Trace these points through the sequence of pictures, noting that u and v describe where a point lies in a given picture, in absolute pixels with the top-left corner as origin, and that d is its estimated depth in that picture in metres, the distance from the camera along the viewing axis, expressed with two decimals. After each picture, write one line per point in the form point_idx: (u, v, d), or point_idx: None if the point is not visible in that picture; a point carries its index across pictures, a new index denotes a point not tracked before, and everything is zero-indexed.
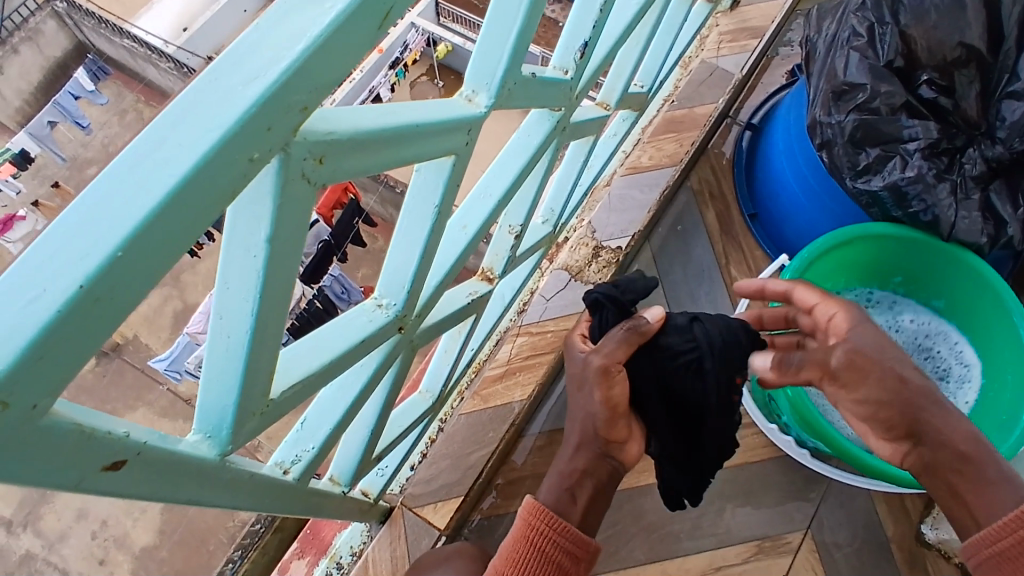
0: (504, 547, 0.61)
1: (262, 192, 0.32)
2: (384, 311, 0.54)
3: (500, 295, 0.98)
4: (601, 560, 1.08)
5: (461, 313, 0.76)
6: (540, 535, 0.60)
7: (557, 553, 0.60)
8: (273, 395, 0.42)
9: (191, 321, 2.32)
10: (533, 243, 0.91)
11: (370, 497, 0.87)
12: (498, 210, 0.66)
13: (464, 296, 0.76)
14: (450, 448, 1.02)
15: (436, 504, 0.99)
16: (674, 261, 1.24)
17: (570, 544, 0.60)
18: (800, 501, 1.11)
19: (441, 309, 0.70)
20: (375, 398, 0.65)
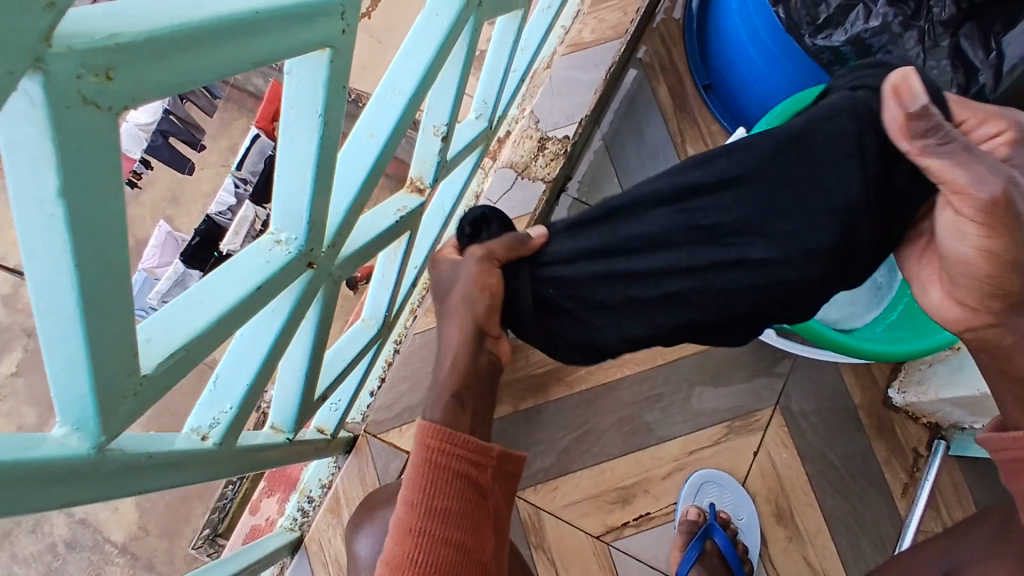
0: (404, 475, 0.62)
1: (33, 129, 0.23)
2: (283, 248, 0.46)
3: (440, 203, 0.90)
4: (575, 458, 1.08)
5: (394, 233, 0.68)
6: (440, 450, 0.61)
7: (460, 464, 0.61)
8: (145, 371, 0.35)
9: (146, 253, 2.01)
10: (467, 143, 0.82)
11: (328, 434, 0.82)
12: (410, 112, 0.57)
13: (394, 214, 0.68)
14: (408, 369, 0.98)
15: (401, 428, 0.96)
16: (626, 145, 1.20)
17: (472, 454, 0.62)
18: (767, 378, 1.11)
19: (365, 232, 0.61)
20: (301, 337, 0.58)
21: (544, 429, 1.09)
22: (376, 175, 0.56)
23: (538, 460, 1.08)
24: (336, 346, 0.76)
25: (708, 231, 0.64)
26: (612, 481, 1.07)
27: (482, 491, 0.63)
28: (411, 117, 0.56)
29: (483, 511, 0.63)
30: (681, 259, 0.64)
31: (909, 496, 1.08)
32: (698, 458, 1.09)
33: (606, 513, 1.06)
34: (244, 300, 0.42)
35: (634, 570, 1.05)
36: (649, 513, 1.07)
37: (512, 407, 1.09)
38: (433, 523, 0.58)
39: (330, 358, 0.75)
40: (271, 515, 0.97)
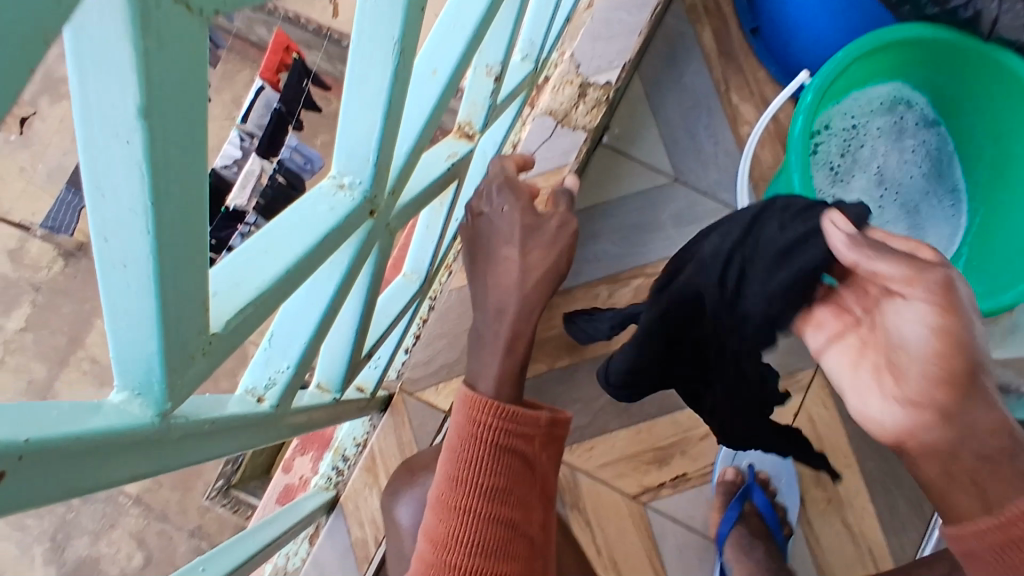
0: (451, 446, 0.59)
1: (111, 28, 0.19)
2: (347, 194, 0.42)
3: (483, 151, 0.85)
4: (612, 418, 1.06)
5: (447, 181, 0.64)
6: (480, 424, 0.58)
7: (510, 439, 0.58)
8: (215, 329, 0.31)
9: None
10: (515, 87, 0.78)
11: (368, 392, 0.79)
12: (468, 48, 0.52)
13: (447, 160, 0.63)
14: (445, 327, 0.94)
15: (437, 386, 0.93)
16: (667, 92, 1.14)
17: (521, 426, 0.59)
18: None
19: (418, 182, 0.57)
20: (355, 292, 0.54)
21: (580, 388, 1.06)
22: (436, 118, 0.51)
23: (574, 419, 1.06)
24: (381, 300, 0.73)
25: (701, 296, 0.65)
26: (649, 441, 1.05)
27: (530, 463, 0.59)
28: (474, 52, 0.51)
29: (531, 482, 0.60)
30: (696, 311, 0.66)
31: None
32: None
33: (642, 474, 1.05)
34: (306, 256, 0.38)
35: (671, 530, 1.04)
36: (686, 474, 1.05)
37: (548, 365, 1.07)
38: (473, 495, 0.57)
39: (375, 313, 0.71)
40: (305, 474, 0.95)
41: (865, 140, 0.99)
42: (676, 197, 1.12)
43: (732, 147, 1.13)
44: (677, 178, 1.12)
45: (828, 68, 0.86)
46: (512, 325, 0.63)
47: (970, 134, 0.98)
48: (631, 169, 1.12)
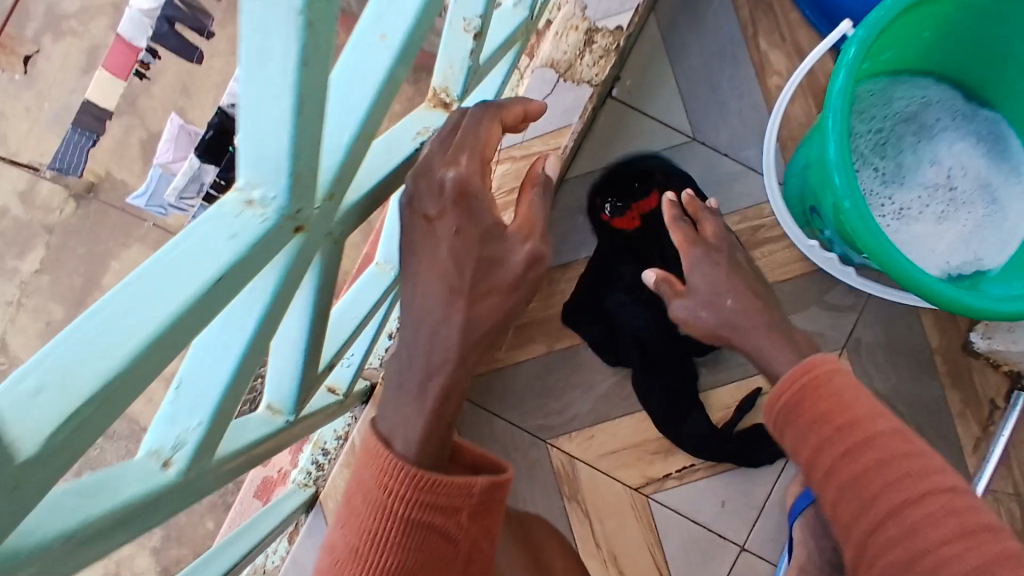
0: (362, 512, 0.56)
1: None
2: (257, 212, 0.32)
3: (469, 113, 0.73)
4: (615, 405, 0.98)
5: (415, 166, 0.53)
6: (371, 476, 0.55)
7: (426, 514, 0.55)
8: (29, 451, 0.22)
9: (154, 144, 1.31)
10: (505, 38, 0.67)
11: (340, 394, 0.71)
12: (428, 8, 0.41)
13: (413, 141, 0.52)
14: None
15: None
16: (687, 37, 1.01)
17: (443, 499, 0.55)
18: (836, 318, 0.99)
19: (371, 173, 0.46)
20: (295, 310, 0.45)
21: (580, 372, 0.98)
22: (386, 100, 0.40)
23: (573, 406, 0.98)
24: (348, 299, 0.65)
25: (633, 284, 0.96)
26: (654, 431, 0.98)
27: (450, 536, 0.57)
28: (434, 15, 0.40)
29: (451, 554, 0.58)
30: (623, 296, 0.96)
31: (981, 451, 0.98)
32: (753, 408, 0.98)
33: (646, 464, 0.98)
34: (190, 308, 0.28)
35: (674, 524, 0.98)
36: (693, 465, 0.98)
37: (546, 347, 0.98)
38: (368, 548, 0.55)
39: (338, 319, 0.64)
40: (284, 467, 0.89)
41: (889, 138, 0.92)
42: (691, 161, 1.00)
43: (758, 102, 1.00)
44: (693, 138, 1.00)
45: (875, 19, 0.73)
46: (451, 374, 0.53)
47: (1010, 85, 0.86)
48: (644, 128, 1.00)
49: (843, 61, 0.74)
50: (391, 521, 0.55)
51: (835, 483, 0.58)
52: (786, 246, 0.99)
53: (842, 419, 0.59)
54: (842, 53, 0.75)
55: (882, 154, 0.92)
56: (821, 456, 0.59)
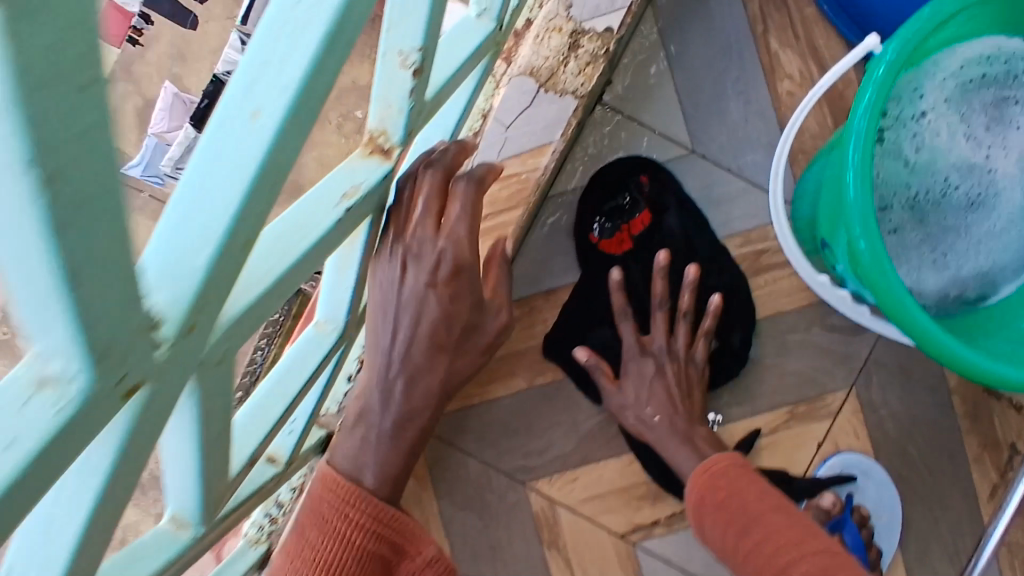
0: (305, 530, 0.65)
1: None
2: (62, 398, 0.21)
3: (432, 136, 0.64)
4: (601, 446, 0.90)
5: (342, 235, 0.44)
6: (327, 506, 0.65)
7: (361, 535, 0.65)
8: None
9: None
10: (468, 59, 0.56)
11: (281, 463, 0.64)
12: (326, 70, 0.31)
13: (334, 210, 0.42)
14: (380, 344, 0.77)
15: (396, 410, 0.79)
16: (687, 34, 0.89)
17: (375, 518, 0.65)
18: (845, 353, 0.90)
19: (268, 264, 0.37)
20: (176, 434, 0.37)
21: (564, 410, 0.90)
22: (268, 195, 0.30)
23: (556, 446, 0.91)
24: (272, 376, 0.54)
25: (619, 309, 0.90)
26: (642, 474, 0.91)
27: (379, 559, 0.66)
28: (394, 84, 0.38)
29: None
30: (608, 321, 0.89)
31: (997, 499, 0.90)
32: (752, 450, 0.90)
33: (632, 510, 0.91)
34: None
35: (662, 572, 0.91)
36: (684, 512, 0.91)
37: (526, 382, 0.90)
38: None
39: (254, 404, 0.52)
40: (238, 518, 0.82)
41: (932, 139, 0.77)
42: (691, 177, 0.90)
43: (767, 110, 0.90)
44: (693, 150, 0.90)
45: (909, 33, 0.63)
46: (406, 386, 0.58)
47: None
48: (638, 139, 0.90)
49: (871, 80, 0.63)
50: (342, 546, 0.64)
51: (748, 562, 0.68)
52: (792, 273, 0.90)
53: (733, 497, 0.72)
54: (871, 67, 0.64)
55: (924, 161, 0.77)
56: (728, 539, 0.71)
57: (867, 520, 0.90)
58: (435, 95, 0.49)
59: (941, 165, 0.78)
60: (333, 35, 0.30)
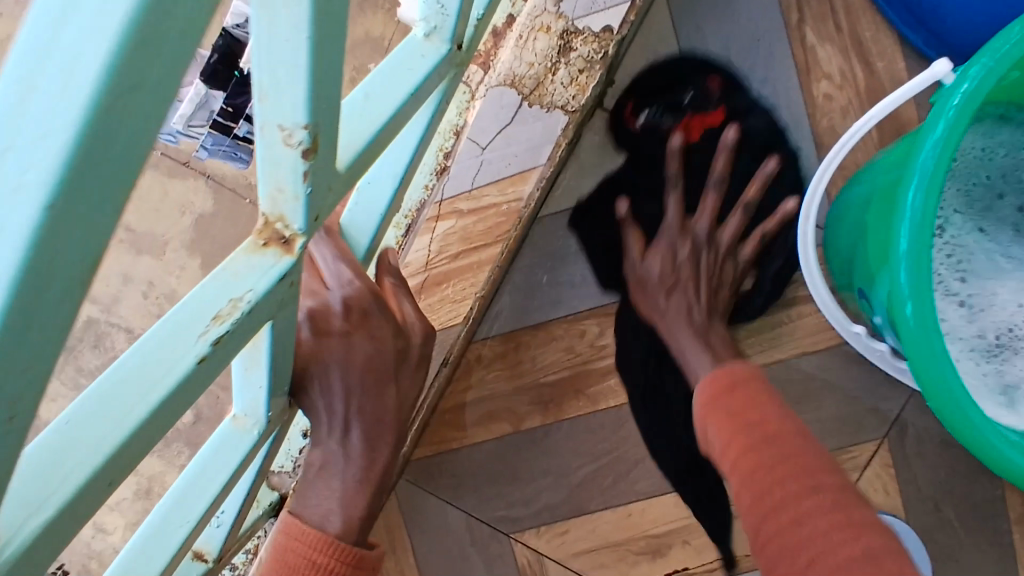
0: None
1: None
2: None
3: (358, 227, 0.57)
4: (595, 495, 0.81)
5: (210, 374, 0.33)
6: (297, 555, 0.54)
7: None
8: None
9: None
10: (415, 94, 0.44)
11: (211, 559, 0.56)
12: (100, 171, 0.19)
13: (193, 347, 0.32)
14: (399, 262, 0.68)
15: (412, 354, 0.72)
16: (704, 30, 0.77)
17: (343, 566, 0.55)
18: (877, 400, 0.79)
19: (65, 454, 0.28)
20: None
21: (554, 456, 0.81)
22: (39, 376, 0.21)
23: (545, 494, 0.82)
24: (179, 483, 0.47)
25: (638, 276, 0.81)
26: (641, 527, 0.81)
27: None
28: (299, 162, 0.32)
29: None
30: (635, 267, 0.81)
31: None
32: None
33: (628, 566, 0.81)
34: None
35: None
36: (686, 569, 0.81)
37: (512, 427, 0.81)
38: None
39: (160, 513, 0.46)
40: None
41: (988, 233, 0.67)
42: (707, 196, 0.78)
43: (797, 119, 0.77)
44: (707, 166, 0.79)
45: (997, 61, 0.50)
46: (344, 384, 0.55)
47: None
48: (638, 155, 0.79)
49: (942, 117, 0.51)
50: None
51: (740, 474, 0.52)
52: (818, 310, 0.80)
53: (745, 411, 0.56)
54: (942, 97, 0.52)
55: (980, 294, 0.66)
56: (729, 454, 0.55)
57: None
58: (350, 166, 0.38)
59: (1005, 302, 0.66)
60: (97, 137, 0.18)
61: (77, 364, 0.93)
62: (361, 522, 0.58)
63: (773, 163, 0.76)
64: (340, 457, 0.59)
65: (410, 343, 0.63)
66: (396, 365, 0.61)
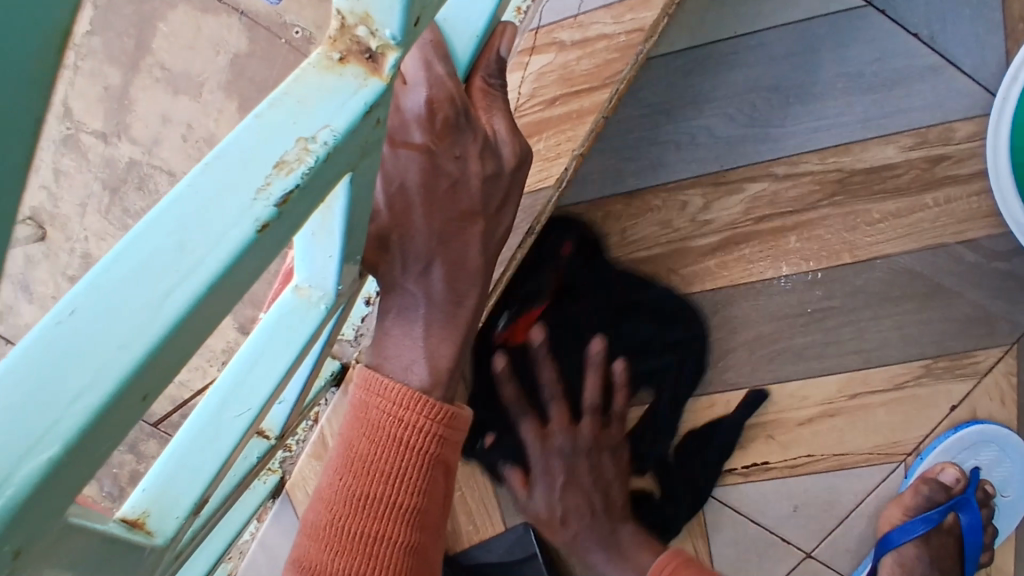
0: (347, 437, 0.42)
1: None
2: None
3: (461, 19, 0.40)
4: (676, 386, 0.75)
5: (271, 251, 0.23)
6: (380, 413, 0.41)
7: (426, 446, 0.42)
8: None
9: None
10: None
11: (274, 437, 0.50)
12: None
13: (252, 207, 0.22)
14: (541, 85, 0.60)
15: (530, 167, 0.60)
16: None
17: (443, 430, 0.43)
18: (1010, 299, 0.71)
19: (86, 352, 0.19)
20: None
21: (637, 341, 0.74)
22: None
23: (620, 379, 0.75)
24: (232, 368, 0.38)
25: (777, 99, 0.71)
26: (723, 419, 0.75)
27: (449, 476, 0.45)
28: None
29: (443, 498, 0.45)
30: (770, 84, 0.71)
31: None
32: (864, 403, 0.74)
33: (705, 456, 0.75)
34: None
35: (734, 526, 0.76)
36: (765, 463, 0.75)
37: (592, 305, 0.74)
38: (363, 567, 0.40)
39: (210, 407, 0.38)
40: None
41: None
42: (832, 43, 0.71)
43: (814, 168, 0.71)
44: (869, 3, 0.70)
45: None
46: (447, 213, 0.44)
47: None
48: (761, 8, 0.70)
49: None
50: (406, 461, 0.42)
51: None
52: (972, 194, 0.70)
53: None
54: None
55: None
56: None
57: (989, 498, 0.77)
58: None
59: None
60: None
61: (124, 205, 0.79)
62: (449, 374, 0.45)
63: (602, 346, 0.73)
64: (416, 306, 0.44)
65: (499, 169, 0.46)
66: (484, 197, 0.45)
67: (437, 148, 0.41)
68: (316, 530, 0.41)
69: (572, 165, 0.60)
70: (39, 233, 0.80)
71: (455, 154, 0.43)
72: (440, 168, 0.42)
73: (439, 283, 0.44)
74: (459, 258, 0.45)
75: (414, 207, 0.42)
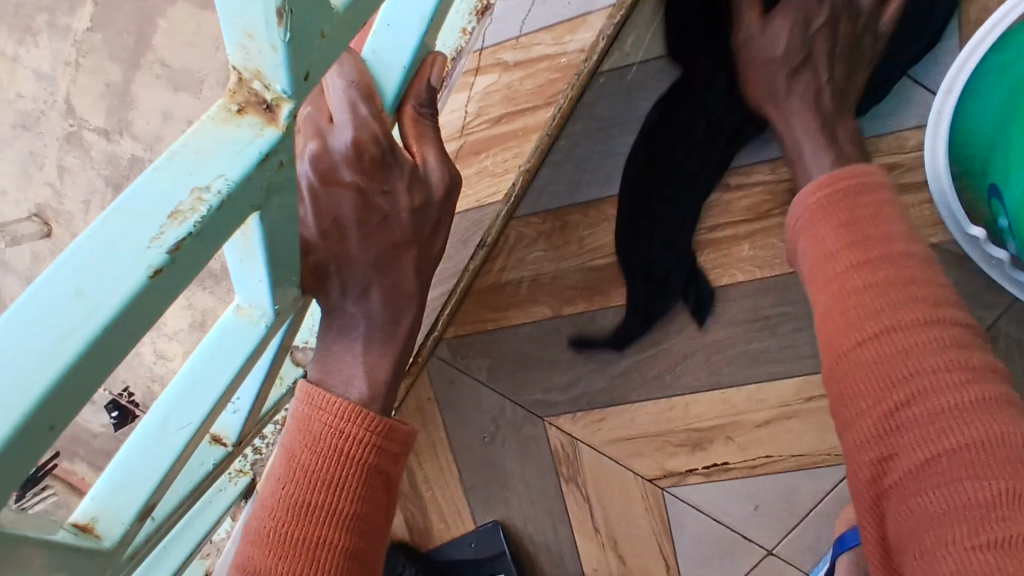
0: (290, 447, 0.45)
1: None
2: None
3: (388, 60, 0.43)
4: (638, 388, 0.76)
5: (169, 293, 0.25)
6: (323, 424, 0.44)
7: (366, 455, 0.45)
8: None
9: None
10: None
11: (230, 445, 0.52)
12: None
13: (145, 255, 0.24)
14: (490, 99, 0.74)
15: (486, 168, 0.75)
16: None
17: (382, 441, 0.46)
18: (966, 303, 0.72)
19: None
20: None
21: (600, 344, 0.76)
22: None
23: (581, 382, 0.77)
24: (175, 386, 0.40)
25: None
26: (684, 421, 0.77)
27: (389, 486, 0.47)
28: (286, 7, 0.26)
29: (385, 507, 0.47)
30: None
31: None
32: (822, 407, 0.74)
33: (666, 456, 0.77)
34: None
35: (694, 524, 0.78)
36: (725, 464, 0.77)
37: (552, 311, 0.76)
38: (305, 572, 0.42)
39: (155, 421, 0.40)
40: None
41: None
42: None
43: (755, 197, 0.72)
44: None
45: None
46: (384, 234, 0.46)
47: None
48: None
49: None
50: (346, 471, 0.44)
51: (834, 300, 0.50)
52: (924, 202, 0.71)
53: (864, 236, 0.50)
54: None
55: None
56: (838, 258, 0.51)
57: None
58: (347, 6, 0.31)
59: None
60: None
61: None
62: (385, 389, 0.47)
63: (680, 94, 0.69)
64: (357, 323, 0.47)
65: (430, 200, 0.48)
66: (420, 220, 0.48)
67: (367, 185, 0.44)
68: (260, 538, 0.43)
69: (519, 177, 0.74)
70: (45, 230, 0.82)
71: (388, 183, 0.45)
72: (374, 193, 0.44)
73: (377, 302, 0.47)
74: (397, 276, 0.47)
75: (349, 231, 0.44)
